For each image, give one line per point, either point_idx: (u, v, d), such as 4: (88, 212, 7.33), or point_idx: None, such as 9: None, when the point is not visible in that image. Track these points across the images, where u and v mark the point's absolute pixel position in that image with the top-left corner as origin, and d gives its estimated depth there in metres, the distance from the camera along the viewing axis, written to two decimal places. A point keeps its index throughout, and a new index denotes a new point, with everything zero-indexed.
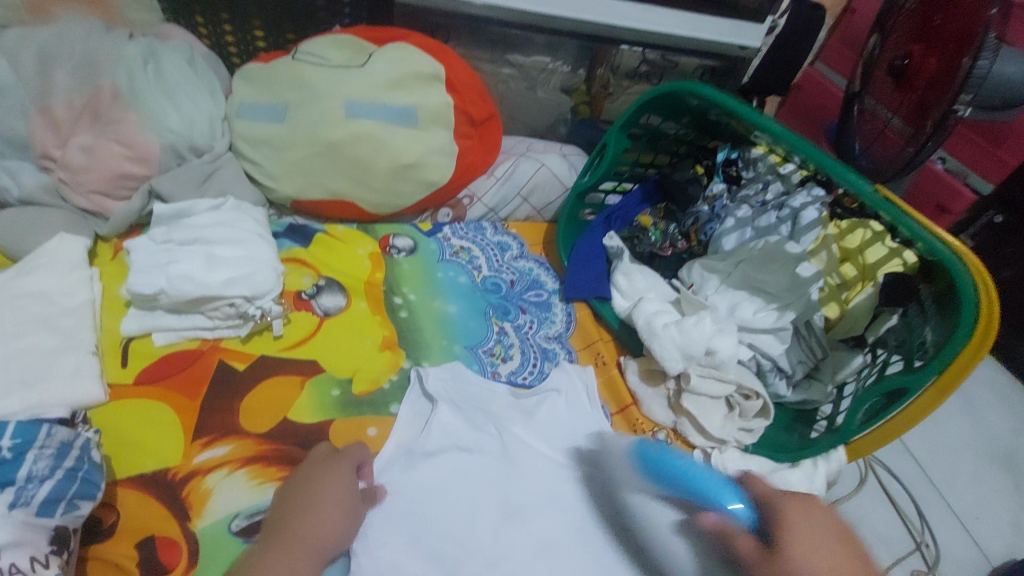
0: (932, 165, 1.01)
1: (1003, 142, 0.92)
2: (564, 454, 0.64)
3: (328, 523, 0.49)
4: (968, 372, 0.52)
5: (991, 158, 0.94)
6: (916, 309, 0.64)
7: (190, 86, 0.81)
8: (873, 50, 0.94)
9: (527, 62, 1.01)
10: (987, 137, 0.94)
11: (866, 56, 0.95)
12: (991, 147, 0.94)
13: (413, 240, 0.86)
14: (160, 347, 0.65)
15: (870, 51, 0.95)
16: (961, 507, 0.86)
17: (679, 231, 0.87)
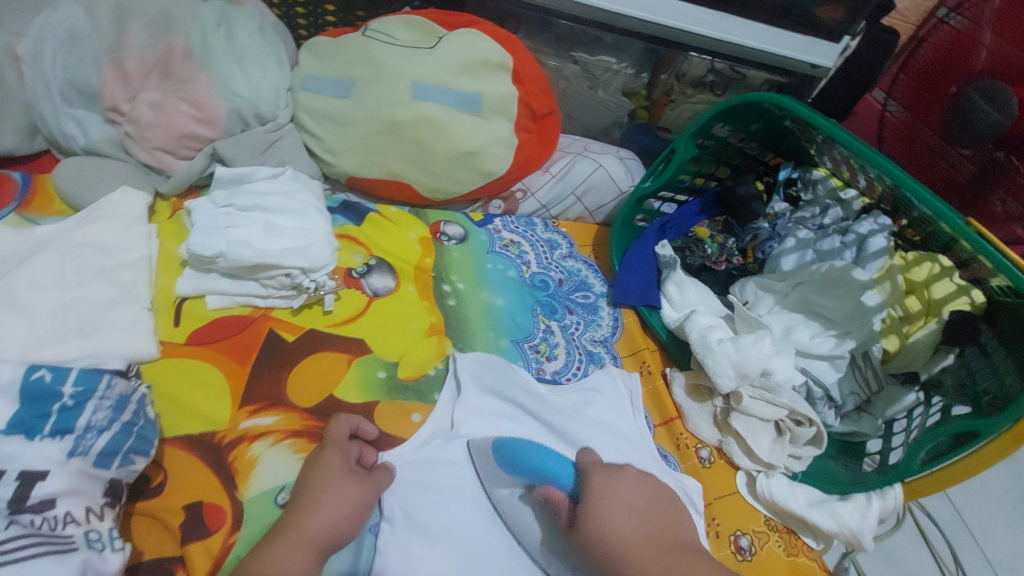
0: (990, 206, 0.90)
1: None
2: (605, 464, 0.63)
3: (322, 513, 0.49)
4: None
5: None
6: (976, 352, 0.62)
7: (260, 53, 0.81)
8: (1001, 107, 0.84)
9: (591, 60, 0.99)
10: None
11: (980, 113, 0.86)
12: None
13: (464, 228, 0.85)
14: (212, 310, 0.64)
15: (988, 105, 0.85)
16: (996, 557, 0.83)
17: (737, 246, 0.85)
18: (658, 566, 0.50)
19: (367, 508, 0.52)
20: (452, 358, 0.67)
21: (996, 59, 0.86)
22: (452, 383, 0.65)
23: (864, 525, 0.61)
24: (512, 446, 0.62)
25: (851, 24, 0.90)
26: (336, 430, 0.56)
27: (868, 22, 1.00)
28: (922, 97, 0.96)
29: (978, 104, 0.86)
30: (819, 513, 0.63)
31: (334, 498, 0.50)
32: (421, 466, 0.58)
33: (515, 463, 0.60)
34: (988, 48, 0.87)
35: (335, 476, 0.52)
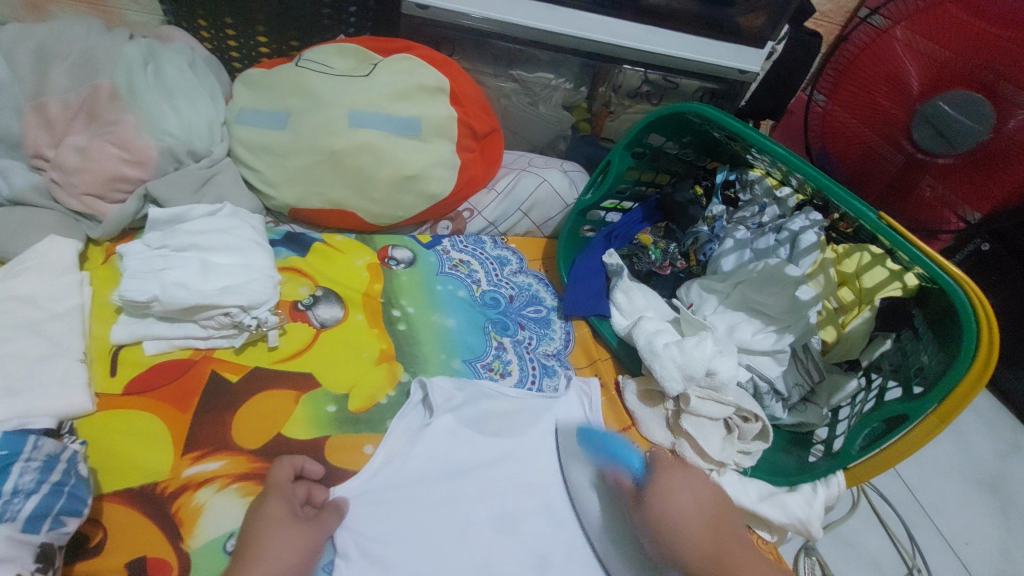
0: (920, 191, 0.85)
1: (995, 173, 0.76)
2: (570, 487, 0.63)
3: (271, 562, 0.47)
4: (970, 398, 0.52)
5: (979, 190, 0.79)
6: (910, 334, 0.65)
7: (191, 90, 0.79)
8: (952, 106, 0.75)
9: (530, 78, 1.02)
10: (980, 169, 0.77)
11: (953, 121, 0.75)
12: (982, 177, 0.78)
13: (413, 251, 0.85)
14: (151, 356, 0.63)
15: (961, 114, 0.74)
16: (952, 533, 0.86)
17: (679, 251, 0.88)
18: (712, 545, 0.54)
19: (315, 554, 0.51)
20: (421, 381, 0.67)
21: (940, 62, 0.75)
22: (413, 411, 0.65)
23: (811, 514, 0.63)
24: (589, 431, 0.67)
25: (773, 30, 0.94)
26: (280, 473, 0.55)
27: (791, 27, 1.05)
28: (857, 94, 0.84)
29: (951, 115, 0.75)
30: (769, 505, 0.64)
31: (280, 543, 0.49)
32: (375, 499, 0.58)
33: (476, 486, 0.60)
34: (929, 52, 0.75)
35: (279, 524, 0.50)
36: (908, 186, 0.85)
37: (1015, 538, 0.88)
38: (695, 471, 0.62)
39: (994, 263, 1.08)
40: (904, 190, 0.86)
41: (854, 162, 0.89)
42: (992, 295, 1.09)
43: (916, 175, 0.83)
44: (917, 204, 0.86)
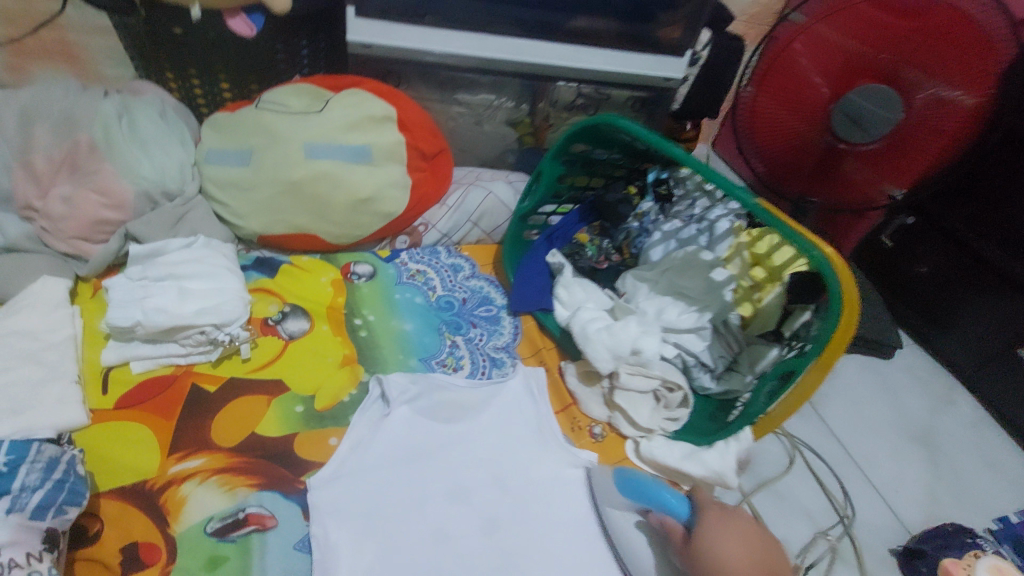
0: (848, 173, 0.97)
1: (908, 151, 0.90)
2: (516, 458, 0.72)
3: None
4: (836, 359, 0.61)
5: (897, 168, 0.92)
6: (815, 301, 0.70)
7: (162, 137, 0.88)
8: (865, 97, 0.87)
9: (473, 100, 1.12)
10: (895, 149, 0.90)
11: (866, 110, 0.87)
12: (897, 156, 0.91)
13: (373, 266, 0.94)
14: (138, 374, 0.72)
15: (873, 105, 0.86)
16: (882, 483, 0.95)
17: (613, 246, 0.98)
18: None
19: None
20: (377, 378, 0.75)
21: (856, 58, 0.86)
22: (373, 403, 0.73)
23: (725, 466, 0.72)
24: (632, 478, 0.68)
25: (692, 38, 1.03)
26: None
27: (711, 34, 1.14)
28: (786, 88, 0.95)
29: (865, 107, 0.87)
30: (691, 463, 0.73)
31: None
32: (342, 482, 0.65)
33: (432, 464, 0.69)
34: (846, 49, 0.87)
35: None
36: (834, 169, 0.98)
37: (944, 483, 0.99)
38: (735, 509, 0.64)
39: (919, 235, 1.17)
40: (831, 173, 0.98)
41: (785, 155, 1.01)
42: (924, 263, 1.17)
43: (839, 158, 0.96)
44: (845, 184, 0.99)
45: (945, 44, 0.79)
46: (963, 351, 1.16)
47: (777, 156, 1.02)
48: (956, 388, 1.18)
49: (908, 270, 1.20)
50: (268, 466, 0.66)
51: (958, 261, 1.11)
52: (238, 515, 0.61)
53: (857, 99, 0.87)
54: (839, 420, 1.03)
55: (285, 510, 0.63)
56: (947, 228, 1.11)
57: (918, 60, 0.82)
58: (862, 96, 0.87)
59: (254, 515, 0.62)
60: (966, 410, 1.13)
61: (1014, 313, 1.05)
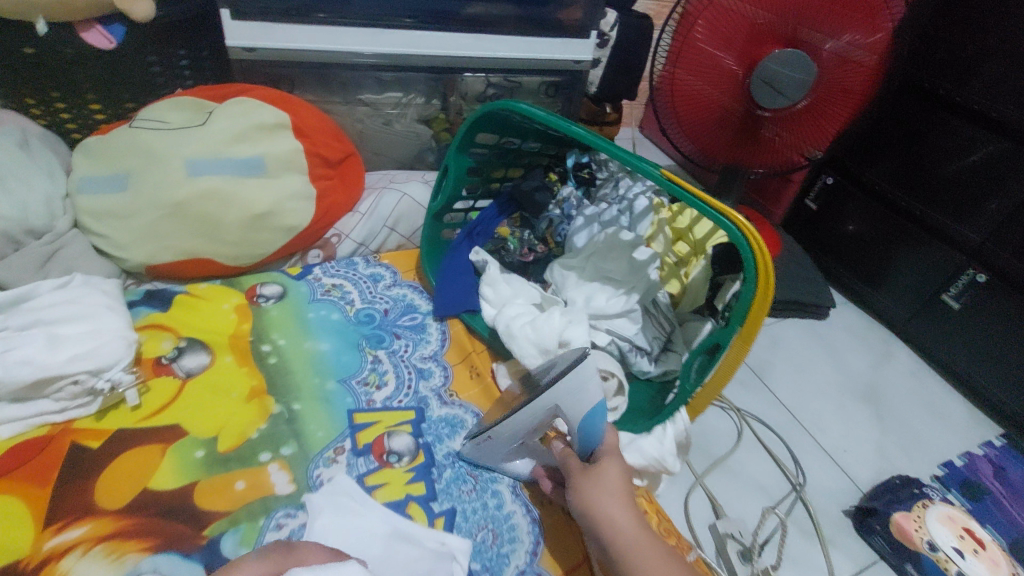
0: (771, 139, 0.95)
1: (826, 111, 0.90)
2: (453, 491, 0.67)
3: None
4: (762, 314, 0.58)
5: (819, 128, 0.93)
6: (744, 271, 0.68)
7: (22, 168, 0.78)
8: (778, 63, 0.83)
9: (379, 99, 1.06)
10: (813, 110, 0.90)
11: (782, 77, 0.83)
12: (817, 117, 0.91)
13: (282, 285, 0.87)
14: (4, 441, 0.63)
15: (785, 68, 0.82)
16: (831, 444, 0.94)
17: (536, 237, 0.93)
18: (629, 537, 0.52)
19: None
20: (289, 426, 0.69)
21: (761, 26, 0.82)
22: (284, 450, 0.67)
23: (664, 451, 0.69)
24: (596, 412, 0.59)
25: (592, 20, 1.02)
26: None
27: (619, 13, 1.12)
28: (698, 65, 0.89)
29: (777, 70, 0.83)
30: (630, 453, 0.69)
31: None
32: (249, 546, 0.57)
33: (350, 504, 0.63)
34: (751, 20, 0.82)
35: None
36: (751, 138, 0.96)
37: (891, 437, 0.98)
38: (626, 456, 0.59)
39: (841, 194, 1.19)
40: (749, 141, 0.96)
41: (700, 132, 0.97)
42: (851, 222, 1.19)
43: (755, 126, 0.94)
44: (766, 153, 0.98)
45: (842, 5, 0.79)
46: (895, 304, 1.16)
47: (692, 134, 0.98)
48: (893, 339, 1.19)
49: (837, 230, 1.22)
50: (166, 523, 0.59)
51: (880, 216, 1.13)
52: None
53: (772, 65, 0.83)
54: (783, 385, 1.03)
55: (185, 572, 0.56)
56: (868, 184, 1.13)
57: (821, 22, 0.80)
58: (771, 62, 0.83)
59: None
60: (905, 360, 1.14)
61: (937, 259, 1.05)
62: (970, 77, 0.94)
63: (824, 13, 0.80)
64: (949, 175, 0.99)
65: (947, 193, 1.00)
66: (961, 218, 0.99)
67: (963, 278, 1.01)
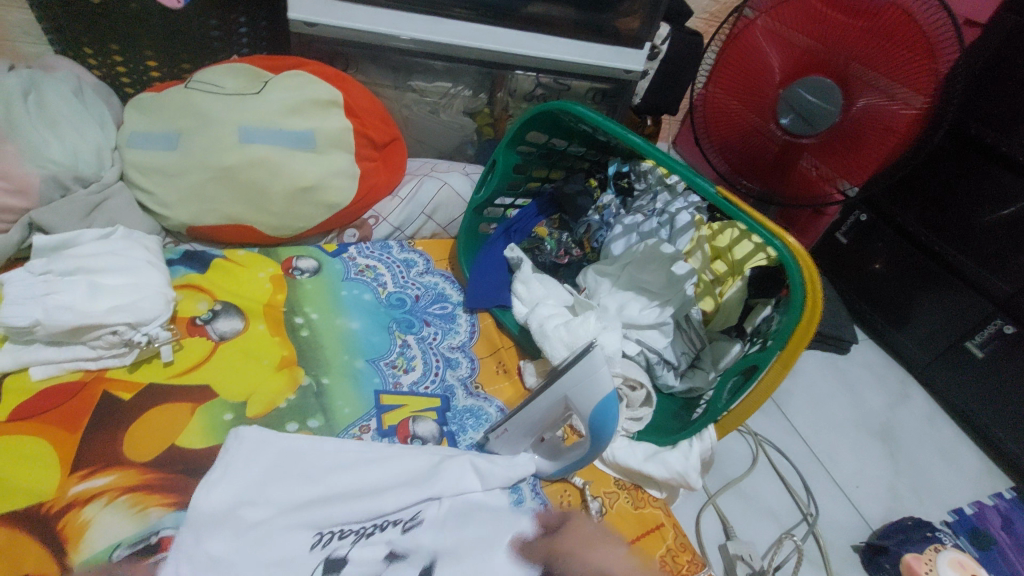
0: (805, 171, 0.92)
1: (861, 149, 0.85)
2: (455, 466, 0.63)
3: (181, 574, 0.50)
4: (795, 357, 0.60)
5: (852, 165, 0.87)
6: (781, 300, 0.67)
7: (75, 116, 0.79)
8: (820, 94, 0.83)
9: (428, 87, 1.06)
10: (846, 145, 0.86)
11: (819, 107, 0.83)
12: (850, 153, 0.86)
13: (318, 260, 0.87)
14: (38, 381, 0.63)
15: (826, 100, 0.82)
16: (844, 478, 0.94)
17: (574, 240, 0.94)
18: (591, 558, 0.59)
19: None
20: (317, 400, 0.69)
21: (809, 55, 0.83)
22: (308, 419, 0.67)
23: (688, 467, 0.69)
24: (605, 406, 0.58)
25: (650, 30, 1.00)
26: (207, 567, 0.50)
27: (673, 28, 1.12)
28: (743, 90, 0.91)
29: (814, 100, 0.83)
30: (653, 464, 0.71)
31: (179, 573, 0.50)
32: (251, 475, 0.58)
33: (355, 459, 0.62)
34: (800, 47, 0.83)
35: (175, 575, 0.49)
36: (786, 168, 0.94)
37: (904, 478, 0.98)
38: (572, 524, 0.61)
39: (873, 231, 1.19)
40: (784, 172, 0.94)
41: (738, 155, 0.97)
42: (878, 260, 1.19)
43: (793, 157, 0.92)
44: (798, 185, 0.94)
45: (895, 44, 0.76)
46: (915, 346, 1.16)
47: (728, 156, 0.98)
48: (910, 380, 1.19)
49: (864, 267, 1.22)
50: (190, 482, 0.59)
51: (909, 258, 1.13)
52: (151, 539, 0.54)
53: (813, 96, 0.83)
54: (800, 414, 1.03)
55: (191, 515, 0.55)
56: (901, 223, 1.13)
57: (870, 59, 0.78)
58: (813, 92, 0.83)
59: (170, 538, 0.54)
60: (921, 403, 1.14)
61: (961, 306, 1.05)
62: (1016, 128, 0.92)
63: (873, 49, 0.78)
64: (985, 225, 0.99)
65: (979, 242, 1.00)
66: (993, 269, 0.99)
67: (990, 327, 1.01)
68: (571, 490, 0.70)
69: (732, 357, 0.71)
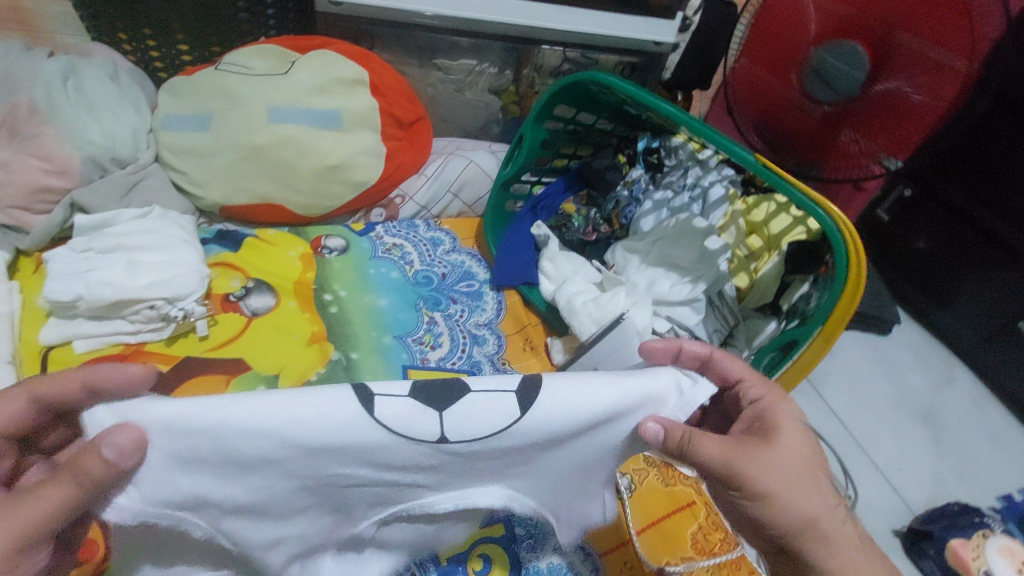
0: (845, 145, 0.86)
1: (903, 118, 0.77)
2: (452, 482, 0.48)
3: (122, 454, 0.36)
4: (837, 332, 0.57)
5: (893, 137, 0.80)
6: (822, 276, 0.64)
7: (112, 99, 0.80)
8: (849, 61, 0.78)
9: (453, 65, 1.05)
10: (889, 115, 0.78)
11: (848, 77, 0.79)
12: (891, 123, 0.78)
13: (346, 239, 0.88)
14: (81, 354, 0.65)
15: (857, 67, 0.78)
16: (885, 462, 0.91)
17: (602, 216, 0.92)
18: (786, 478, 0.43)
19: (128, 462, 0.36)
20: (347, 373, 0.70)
21: (845, 21, 0.78)
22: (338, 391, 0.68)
23: None
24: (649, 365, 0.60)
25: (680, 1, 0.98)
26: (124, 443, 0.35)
27: None
28: (777, 62, 0.87)
29: (842, 68, 0.79)
30: None
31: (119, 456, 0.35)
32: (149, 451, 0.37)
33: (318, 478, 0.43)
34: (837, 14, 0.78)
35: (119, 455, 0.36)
36: (825, 142, 0.88)
37: (949, 463, 0.94)
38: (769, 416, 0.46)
39: (918, 208, 1.12)
40: (822, 147, 0.89)
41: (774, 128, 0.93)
42: (923, 239, 1.13)
43: (834, 129, 0.86)
44: (837, 160, 0.88)
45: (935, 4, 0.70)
46: (964, 328, 1.10)
47: (766, 131, 0.95)
48: (956, 363, 1.13)
49: (909, 245, 1.16)
50: None
51: (958, 236, 1.06)
52: None
53: (844, 65, 0.78)
54: (838, 397, 0.99)
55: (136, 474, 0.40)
56: (948, 200, 1.06)
57: (912, 20, 0.72)
58: (844, 59, 0.78)
59: None
60: (967, 386, 1.09)
61: (1016, 286, 0.99)
62: None
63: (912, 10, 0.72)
64: None
65: None
66: None
67: None
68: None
69: (768, 332, 0.70)
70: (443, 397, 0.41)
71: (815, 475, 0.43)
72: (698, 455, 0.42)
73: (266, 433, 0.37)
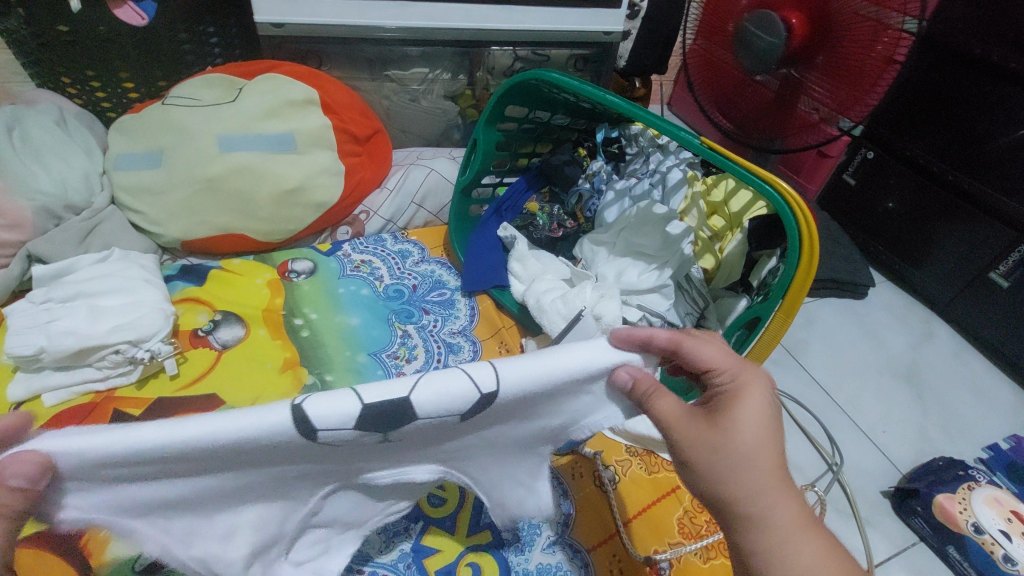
0: (803, 111, 0.87)
1: (848, 78, 0.78)
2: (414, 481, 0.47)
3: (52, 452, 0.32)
4: (798, 305, 0.57)
5: (841, 97, 0.80)
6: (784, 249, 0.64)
7: (60, 145, 0.79)
8: (770, 32, 0.79)
9: (405, 75, 1.05)
10: (835, 76, 0.79)
11: (772, 48, 0.79)
12: (838, 84, 0.79)
13: (313, 261, 0.87)
14: (51, 407, 0.65)
15: (778, 38, 0.78)
16: (869, 424, 0.92)
17: (565, 212, 0.94)
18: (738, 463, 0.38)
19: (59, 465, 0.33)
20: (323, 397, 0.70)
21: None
22: None
23: None
24: None
25: None
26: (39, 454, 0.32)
27: None
28: (722, 41, 0.90)
29: (766, 42, 0.80)
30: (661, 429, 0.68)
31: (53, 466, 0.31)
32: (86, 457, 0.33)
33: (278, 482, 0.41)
34: None
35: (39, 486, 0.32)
36: (784, 111, 0.89)
37: (933, 418, 0.95)
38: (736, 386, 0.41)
39: (882, 168, 1.14)
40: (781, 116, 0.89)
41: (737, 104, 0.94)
42: (891, 199, 1.14)
43: (788, 98, 0.87)
44: (799, 128, 0.89)
45: None
46: (938, 285, 1.11)
47: (728, 109, 0.96)
48: (934, 319, 1.14)
49: (877, 207, 1.17)
50: None
51: (922, 193, 1.08)
52: None
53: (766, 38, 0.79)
54: (819, 365, 1.00)
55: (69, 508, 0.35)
56: (911, 158, 1.08)
57: None
58: (769, 30, 0.79)
59: None
60: (947, 340, 1.10)
61: (983, 237, 1.00)
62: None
63: None
64: (999, 149, 0.93)
65: (996, 167, 0.94)
66: (1012, 194, 0.93)
67: (1014, 255, 0.96)
68: (582, 462, 0.70)
69: (738, 310, 0.69)
70: (397, 419, 0.37)
71: (774, 473, 0.37)
72: (653, 411, 0.40)
73: (213, 451, 0.34)
